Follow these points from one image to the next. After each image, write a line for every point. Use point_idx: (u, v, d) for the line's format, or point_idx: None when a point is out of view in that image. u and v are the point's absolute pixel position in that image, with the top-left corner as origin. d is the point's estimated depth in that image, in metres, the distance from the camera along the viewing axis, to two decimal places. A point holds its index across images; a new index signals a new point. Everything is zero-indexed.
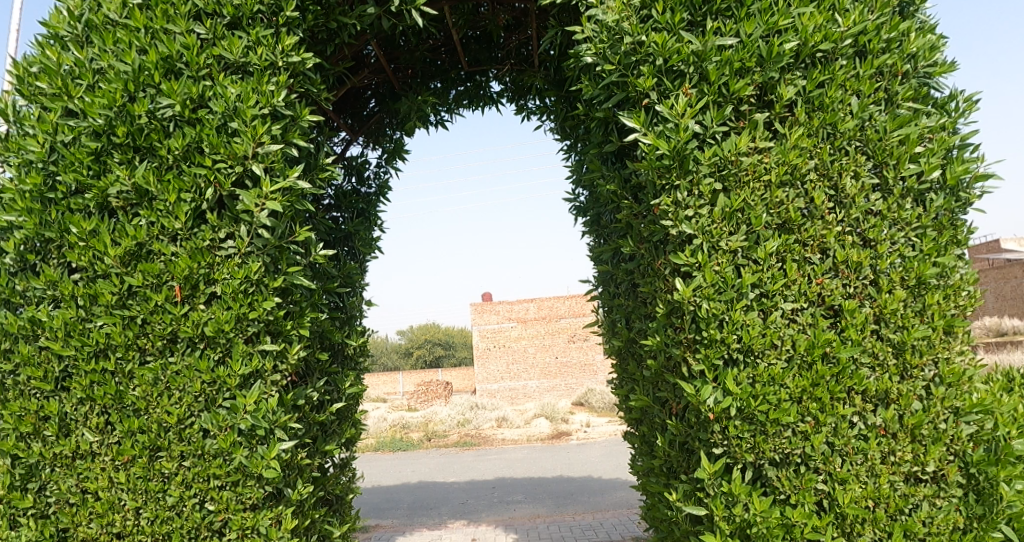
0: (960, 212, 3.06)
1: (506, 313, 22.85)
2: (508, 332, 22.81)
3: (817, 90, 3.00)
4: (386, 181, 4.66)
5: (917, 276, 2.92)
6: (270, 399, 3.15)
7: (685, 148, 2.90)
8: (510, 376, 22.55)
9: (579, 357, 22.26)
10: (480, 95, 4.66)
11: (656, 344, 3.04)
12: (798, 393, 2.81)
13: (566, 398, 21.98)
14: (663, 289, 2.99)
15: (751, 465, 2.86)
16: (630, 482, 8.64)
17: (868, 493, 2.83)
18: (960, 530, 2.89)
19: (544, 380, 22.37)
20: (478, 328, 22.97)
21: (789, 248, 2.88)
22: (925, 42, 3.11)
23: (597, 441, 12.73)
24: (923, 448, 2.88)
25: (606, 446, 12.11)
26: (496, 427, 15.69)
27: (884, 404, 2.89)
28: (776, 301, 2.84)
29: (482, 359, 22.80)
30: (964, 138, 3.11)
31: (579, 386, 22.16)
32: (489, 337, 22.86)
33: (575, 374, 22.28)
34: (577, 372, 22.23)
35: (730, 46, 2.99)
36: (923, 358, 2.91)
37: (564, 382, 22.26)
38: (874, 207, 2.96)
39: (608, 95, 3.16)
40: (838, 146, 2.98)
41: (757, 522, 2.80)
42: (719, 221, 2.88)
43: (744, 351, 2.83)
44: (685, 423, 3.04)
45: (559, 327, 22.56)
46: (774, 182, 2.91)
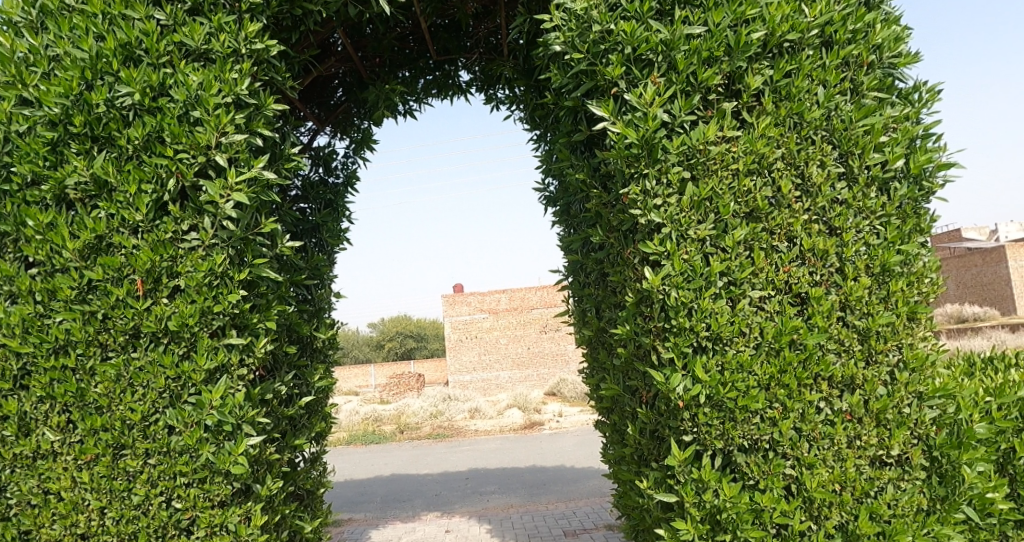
0: (923, 201, 3.12)
1: (479, 304, 22.79)
2: (482, 324, 22.79)
3: (784, 80, 3.02)
4: (354, 171, 4.60)
5: (881, 263, 2.97)
6: (237, 393, 3.09)
7: (654, 137, 2.90)
8: (484, 367, 22.55)
9: (553, 348, 22.34)
10: (449, 84, 4.62)
11: (626, 333, 3.04)
12: (765, 380, 2.84)
13: (540, 389, 22.06)
14: (633, 278, 2.99)
15: (721, 451, 2.89)
16: (604, 471, 8.70)
17: (835, 477, 2.87)
18: (923, 511, 2.96)
19: (518, 371, 22.42)
20: (451, 320, 22.90)
21: (757, 237, 2.90)
22: (889, 33, 3.15)
23: (571, 431, 12.79)
24: (888, 432, 2.94)
25: (580, 435, 12.17)
26: (471, 419, 15.69)
27: (850, 389, 2.93)
28: (744, 289, 2.87)
29: (456, 351, 22.75)
30: (927, 128, 3.16)
31: (553, 376, 22.25)
32: (463, 329, 22.81)
33: (549, 365, 22.37)
34: (551, 362, 22.31)
35: (698, 35, 3.00)
36: (887, 344, 2.96)
37: (538, 372, 22.34)
38: (839, 196, 3.00)
39: (577, 84, 3.14)
40: (805, 135, 3.00)
41: (727, 508, 2.83)
42: (688, 210, 2.89)
43: (713, 338, 2.84)
44: (655, 412, 3.05)
45: (532, 318, 22.60)
46: (742, 170, 2.92)
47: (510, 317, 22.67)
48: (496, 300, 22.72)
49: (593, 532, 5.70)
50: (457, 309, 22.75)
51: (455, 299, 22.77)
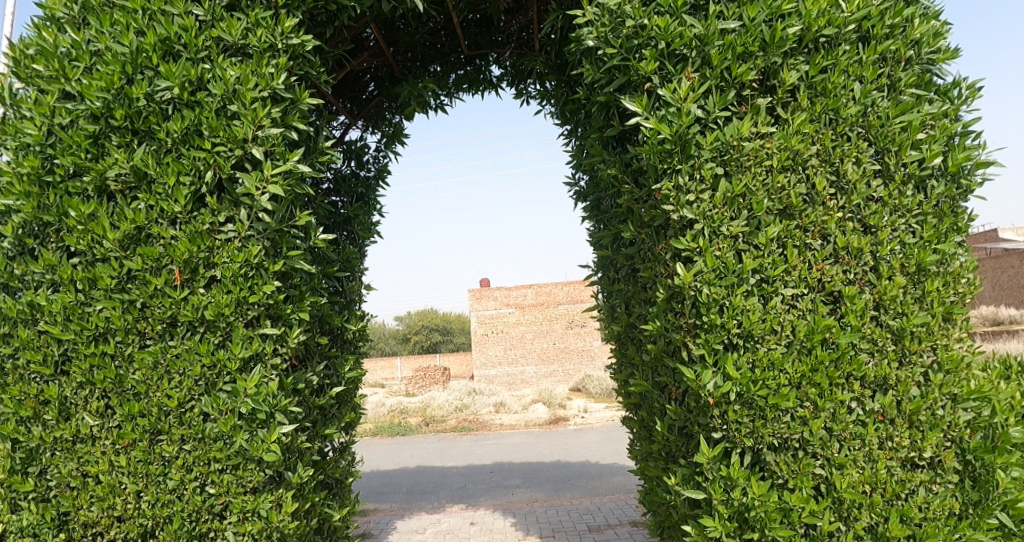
0: (960, 200, 3.06)
1: (505, 298, 22.86)
2: (507, 318, 22.81)
3: (821, 75, 2.98)
4: (386, 165, 4.65)
5: (917, 263, 2.93)
6: (270, 382, 3.16)
7: (687, 132, 2.88)
8: (508, 361, 22.60)
9: (579, 345, 22.41)
10: (480, 79, 4.64)
11: (656, 329, 3.03)
12: (797, 378, 2.81)
13: (565, 385, 22.05)
14: (664, 274, 2.98)
15: (750, 449, 2.87)
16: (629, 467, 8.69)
17: (866, 478, 2.84)
18: (955, 515, 2.92)
19: (543, 366, 22.43)
20: (477, 313, 22.99)
21: (790, 234, 2.87)
22: (929, 28, 3.09)
23: (596, 427, 12.77)
24: (920, 434, 2.90)
25: (605, 431, 12.15)
26: (495, 413, 15.76)
27: (883, 390, 2.90)
28: (776, 286, 2.84)
29: (481, 345, 22.83)
30: (966, 126, 3.10)
31: (578, 373, 22.27)
32: (488, 323, 22.85)
33: (573, 361, 22.39)
34: (576, 358, 22.33)
35: (733, 30, 2.98)
36: (922, 344, 2.92)
37: (562, 368, 22.37)
38: (875, 194, 2.96)
39: (609, 79, 3.14)
40: (840, 132, 2.97)
41: (755, 506, 2.82)
42: (720, 207, 2.86)
43: (744, 336, 2.82)
44: (684, 408, 3.04)
45: (557, 313, 22.54)
46: (776, 167, 2.90)
47: (536, 312, 22.69)
48: (522, 294, 22.77)
49: (618, 528, 5.70)
50: (481, 303, 22.89)
51: (478, 292, 23.02)
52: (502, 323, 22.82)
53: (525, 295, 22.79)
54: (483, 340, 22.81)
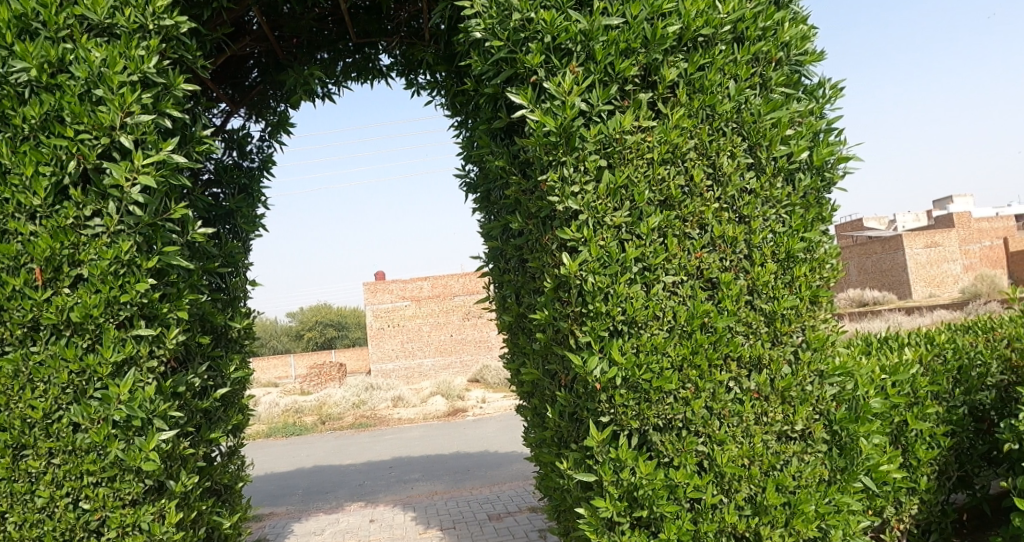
0: (824, 191, 3.31)
1: (400, 292, 22.44)
2: (404, 312, 22.54)
3: (698, 73, 3.13)
4: (270, 155, 4.48)
5: (786, 250, 3.14)
6: (146, 387, 2.96)
7: (571, 125, 2.94)
8: (405, 355, 22.42)
9: (476, 335, 22.42)
10: (369, 68, 4.55)
11: (544, 318, 3.07)
12: (678, 361, 2.94)
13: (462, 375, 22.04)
14: (551, 264, 3.02)
15: (637, 431, 2.99)
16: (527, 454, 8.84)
17: (744, 452, 3.03)
18: (825, 481, 3.21)
19: (440, 357, 22.39)
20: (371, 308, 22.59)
21: (670, 224, 3.00)
22: (797, 31, 3.32)
23: (495, 416, 12.86)
24: (792, 408, 3.12)
25: (505, 420, 12.27)
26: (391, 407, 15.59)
27: (757, 369, 3.09)
28: (658, 274, 2.96)
29: (377, 340, 22.46)
30: (830, 123, 3.35)
31: (475, 363, 22.34)
32: (383, 317, 22.53)
33: (471, 351, 22.40)
34: (473, 348, 22.38)
35: (616, 26, 3.07)
36: (792, 325, 3.13)
37: (460, 359, 22.36)
38: (748, 185, 3.14)
39: (497, 71, 3.17)
40: (716, 127, 3.12)
41: (643, 485, 2.95)
42: (604, 198, 2.94)
43: (628, 322, 2.92)
44: (573, 394, 3.10)
45: (454, 305, 22.53)
46: (656, 159, 3.00)
47: (433, 304, 22.52)
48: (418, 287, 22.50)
49: (517, 515, 5.79)
50: (377, 297, 22.46)
51: (374, 285, 22.44)
52: (399, 315, 22.58)
53: (420, 287, 22.50)
54: (380, 333, 22.51)
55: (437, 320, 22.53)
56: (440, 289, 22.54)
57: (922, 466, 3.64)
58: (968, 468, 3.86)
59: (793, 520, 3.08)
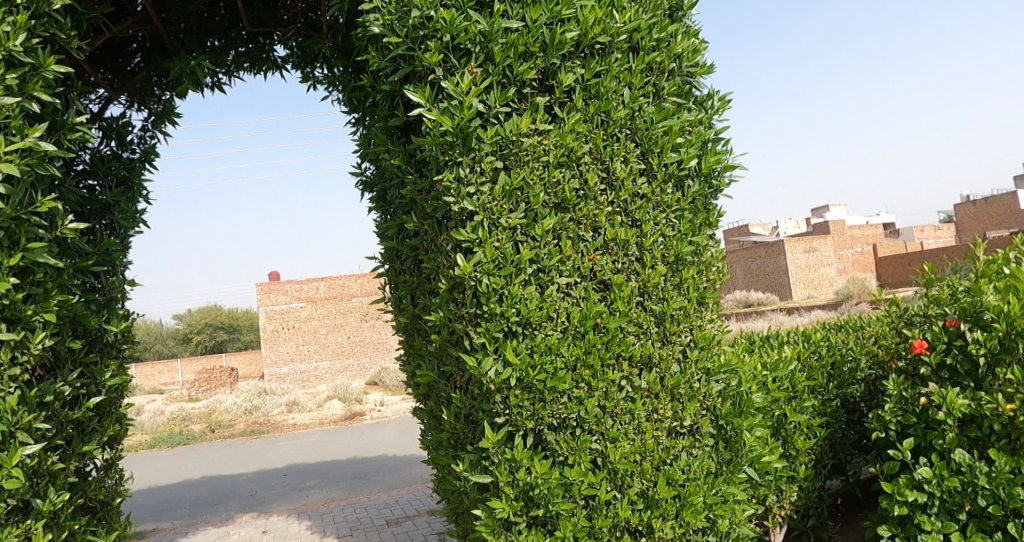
0: (711, 198, 3.47)
1: (295, 292, 21.76)
2: (299, 313, 21.82)
3: (594, 79, 3.20)
4: (153, 146, 4.20)
5: (675, 253, 3.26)
6: (7, 397, 2.71)
7: (468, 126, 2.93)
8: (300, 358, 21.70)
9: (373, 338, 22.34)
10: (263, 58, 4.34)
11: (439, 320, 3.03)
12: (572, 361, 2.99)
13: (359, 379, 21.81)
14: (446, 265, 2.99)
15: (532, 431, 3.01)
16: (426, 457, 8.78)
17: (636, 448, 3.11)
18: (712, 473, 3.37)
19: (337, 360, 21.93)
20: (264, 309, 21.56)
21: (564, 226, 3.04)
22: (689, 44, 3.46)
23: (393, 419, 12.73)
24: (680, 405, 3.24)
25: (404, 423, 12.14)
26: (285, 413, 15.05)
27: (648, 368, 3.19)
28: (552, 276, 3.00)
29: (271, 343, 21.50)
30: (717, 133, 3.51)
31: (373, 366, 22.18)
32: (278, 319, 21.67)
33: (369, 354, 22.23)
34: (372, 351, 22.26)
35: (515, 29, 3.09)
36: (680, 325, 3.26)
37: (357, 363, 22.08)
38: (640, 190, 3.24)
39: (395, 68, 3.11)
40: (610, 132, 3.20)
41: (539, 484, 2.98)
42: (499, 199, 2.95)
43: (522, 323, 2.95)
44: (469, 396, 3.08)
45: (351, 306, 22.22)
46: (552, 162, 3.04)
47: (330, 306, 22.02)
48: (314, 288, 21.87)
49: (416, 519, 5.72)
50: (271, 298, 21.58)
51: (268, 287, 21.64)
52: (293, 317, 21.79)
53: (317, 288, 21.87)
54: (274, 336, 21.58)
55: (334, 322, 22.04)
56: (337, 290, 22.07)
57: (801, 456, 3.85)
58: (841, 456, 4.11)
59: (683, 512, 3.21)
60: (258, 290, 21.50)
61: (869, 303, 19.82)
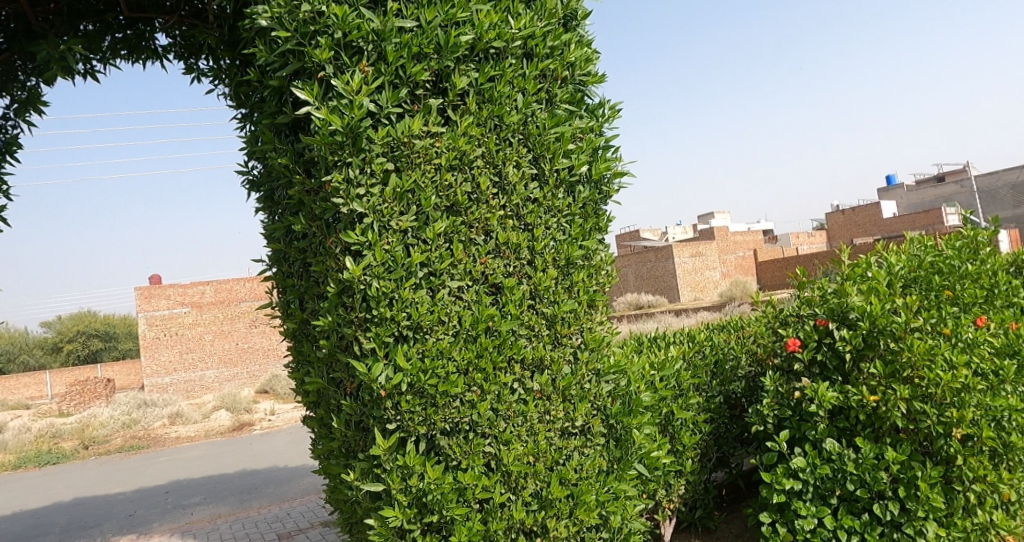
0: (602, 203, 3.56)
1: (178, 297, 20.61)
2: (182, 319, 20.67)
3: (488, 83, 3.21)
4: (15, 136, 3.85)
5: (566, 257, 3.33)
6: None
7: (358, 126, 2.87)
8: (184, 366, 20.57)
9: (262, 344, 21.45)
10: (142, 46, 4.07)
11: (328, 324, 2.94)
12: (463, 365, 2.98)
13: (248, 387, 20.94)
14: (334, 268, 2.91)
15: (425, 436, 2.98)
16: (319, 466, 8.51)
17: (529, 450, 3.14)
18: (604, 471, 3.45)
19: (224, 368, 20.97)
20: (144, 315, 20.31)
21: (456, 229, 3.03)
22: (581, 53, 3.55)
23: (284, 429, 12.27)
24: (572, 406, 3.30)
25: (297, 432, 11.72)
26: (169, 426, 14.18)
27: (539, 370, 3.23)
28: (443, 279, 2.98)
29: (151, 350, 20.24)
30: (608, 140, 3.61)
31: (263, 373, 21.32)
32: (158, 325, 20.40)
33: (259, 362, 21.33)
34: (261, 358, 21.34)
35: (410, 29, 3.06)
36: (570, 327, 3.33)
37: (246, 371, 21.16)
38: (532, 195, 3.27)
39: (283, 64, 2.99)
40: (503, 136, 3.22)
41: (432, 490, 2.95)
42: (390, 201, 2.90)
43: (413, 327, 2.91)
44: (359, 402, 3.01)
45: (240, 311, 21.22)
46: (444, 165, 3.02)
47: (216, 311, 20.97)
48: (199, 292, 20.84)
49: (309, 531, 5.53)
50: (152, 302, 20.33)
51: (148, 291, 20.43)
52: (178, 323, 20.63)
53: (202, 292, 20.86)
54: (153, 343, 20.34)
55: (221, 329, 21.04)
56: (224, 294, 21.10)
57: (687, 451, 3.97)
58: (725, 449, 4.31)
59: (576, 510, 3.27)
60: (138, 294, 20.29)
61: (749, 305, 21.04)
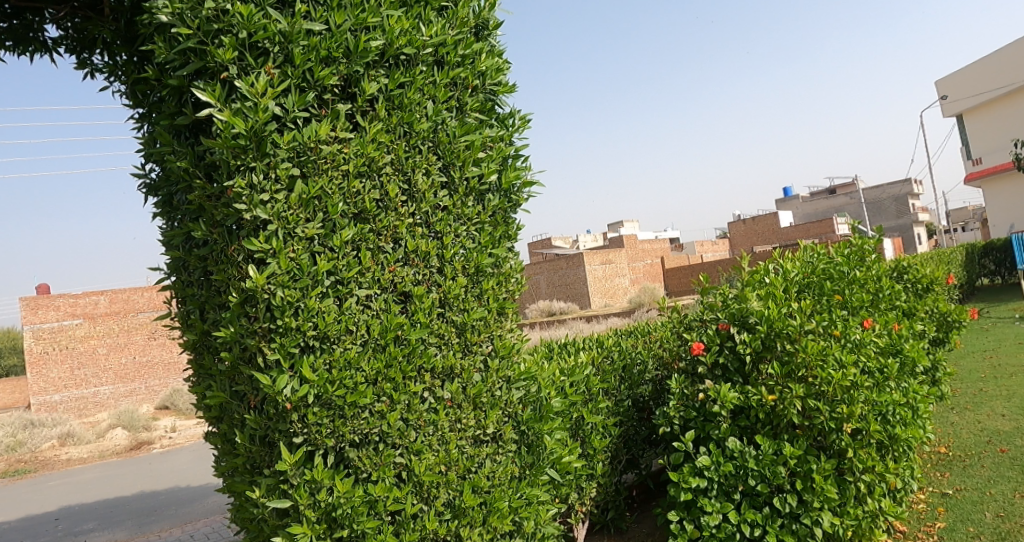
0: (511, 211, 3.61)
1: (69, 307, 19.33)
2: (74, 331, 19.30)
3: (397, 90, 3.19)
4: None
5: (475, 265, 3.35)
6: None
7: (263, 130, 2.78)
8: (75, 383, 19.19)
9: (161, 357, 20.43)
10: (30, 37, 3.88)
11: (229, 335, 2.82)
12: (372, 375, 2.93)
13: (148, 404, 19.87)
14: (236, 277, 2.80)
15: (333, 449, 2.91)
16: (223, 484, 8.16)
17: (440, 459, 3.12)
18: (517, 477, 3.48)
19: (120, 384, 19.77)
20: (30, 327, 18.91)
21: (364, 237, 2.99)
22: (492, 63, 3.59)
23: (186, 447, 11.71)
24: (483, 413, 3.31)
25: (200, 448, 11.22)
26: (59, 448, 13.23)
27: (450, 378, 3.22)
28: (351, 288, 2.92)
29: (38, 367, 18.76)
30: (518, 149, 3.66)
31: (163, 388, 20.35)
32: (46, 338, 18.95)
33: (159, 375, 20.39)
34: (162, 372, 20.41)
35: (318, 32, 2.99)
36: (480, 335, 3.34)
37: (145, 385, 20.11)
38: (441, 203, 3.27)
39: (184, 62, 2.86)
40: (412, 144, 3.21)
41: (341, 504, 2.88)
42: (295, 208, 2.83)
43: (320, 337, 2.84)
44: (264, 416, 2.91)
45: (138, 322, 20.14)
46: (352, 172, 2.97)
47: (111, 322, 19.82)
48: (93, 302, 19.66)
49: None
50: (39, 314, 19.01)
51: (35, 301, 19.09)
52: (69, 335, 19.24)
53: (95, 303, 19.69)
54: (41, 358, 18.83)
55: (117, 341, 19.85)
56: (119, 305, 19.96)
57: (598, 454, 4.05)
58: (634, 451, 4.43)
59: (489, 518, 3.27)
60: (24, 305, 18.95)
61: (655, 311, 21.81)
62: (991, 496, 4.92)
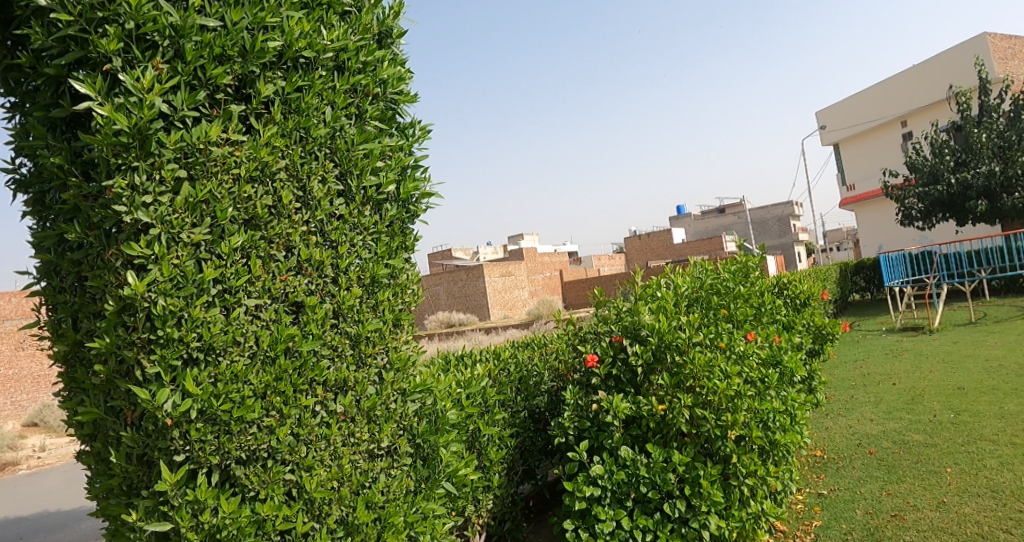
0: (409, 222, 3.59)
1: None
2: None
3: (295, 93, 3.10)
4: None
5: (371, 275, 3.30)
6: None
7: (148, 127, 2.62)
8: None
9: (30, 371, 18.80)
10: None
11: (104, 346, 2.63)
12: (260, 388, 2.81)
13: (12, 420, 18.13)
14: (113, 284, 2.62)
15: (218, 467, 2.76)
16: (94, 508, 7.55)
17: (333, 475, 3.03)
18: (412, 491, 3.43)
19: None
20: None
21: (254, 245, 2.87)
22: (394, 72, 3.57)
23: (54, 468, 10.77)
24: (377, 427, 3.25)
25: (69, 469, 10.35)
26: None
27: (343, 391, 3.14)
28: (239, 297, 2.79)
29: None
30: (417, 160, 3.65)
31: (31, 403, 18.68)
32: None
33: (27, 390, 18.66)
34: (30, 386, 18.72)
35: (213, 29, 2.86)
36: (375, 347, 3.29)
37: (10, 400, 18.29)
38: (337, 211, 3.20)
39: (62, 50, 2.66)
40: (309, 149, 3.12)
41: (226, 525, 2.73)
42: (181, 212, 2.67)
43: (205, 349, 2.69)
44: (142, 433, 2.72)
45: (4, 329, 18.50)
46: (243, 176, 2.85)
47: None
48: None
49: None
50: None
51: None
52: None
53: None
54: None
55: None
56: None
57: (494, 466, 4.06)
58: (530, 462, 4.49)
59: (384, 534, 3.19)
60: None
61: (552, 323, 22.39)
62: (861, 495, 5.31)
